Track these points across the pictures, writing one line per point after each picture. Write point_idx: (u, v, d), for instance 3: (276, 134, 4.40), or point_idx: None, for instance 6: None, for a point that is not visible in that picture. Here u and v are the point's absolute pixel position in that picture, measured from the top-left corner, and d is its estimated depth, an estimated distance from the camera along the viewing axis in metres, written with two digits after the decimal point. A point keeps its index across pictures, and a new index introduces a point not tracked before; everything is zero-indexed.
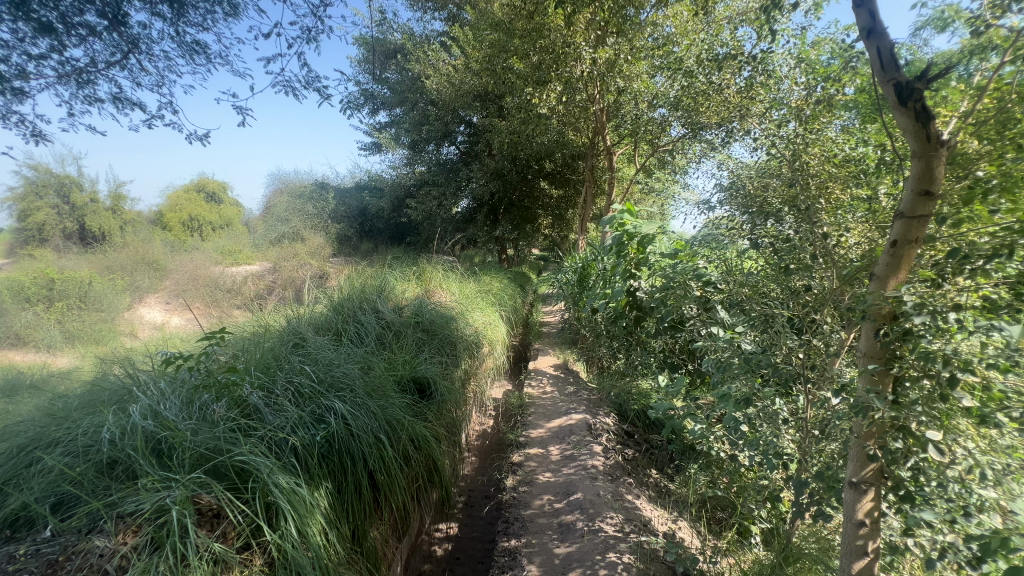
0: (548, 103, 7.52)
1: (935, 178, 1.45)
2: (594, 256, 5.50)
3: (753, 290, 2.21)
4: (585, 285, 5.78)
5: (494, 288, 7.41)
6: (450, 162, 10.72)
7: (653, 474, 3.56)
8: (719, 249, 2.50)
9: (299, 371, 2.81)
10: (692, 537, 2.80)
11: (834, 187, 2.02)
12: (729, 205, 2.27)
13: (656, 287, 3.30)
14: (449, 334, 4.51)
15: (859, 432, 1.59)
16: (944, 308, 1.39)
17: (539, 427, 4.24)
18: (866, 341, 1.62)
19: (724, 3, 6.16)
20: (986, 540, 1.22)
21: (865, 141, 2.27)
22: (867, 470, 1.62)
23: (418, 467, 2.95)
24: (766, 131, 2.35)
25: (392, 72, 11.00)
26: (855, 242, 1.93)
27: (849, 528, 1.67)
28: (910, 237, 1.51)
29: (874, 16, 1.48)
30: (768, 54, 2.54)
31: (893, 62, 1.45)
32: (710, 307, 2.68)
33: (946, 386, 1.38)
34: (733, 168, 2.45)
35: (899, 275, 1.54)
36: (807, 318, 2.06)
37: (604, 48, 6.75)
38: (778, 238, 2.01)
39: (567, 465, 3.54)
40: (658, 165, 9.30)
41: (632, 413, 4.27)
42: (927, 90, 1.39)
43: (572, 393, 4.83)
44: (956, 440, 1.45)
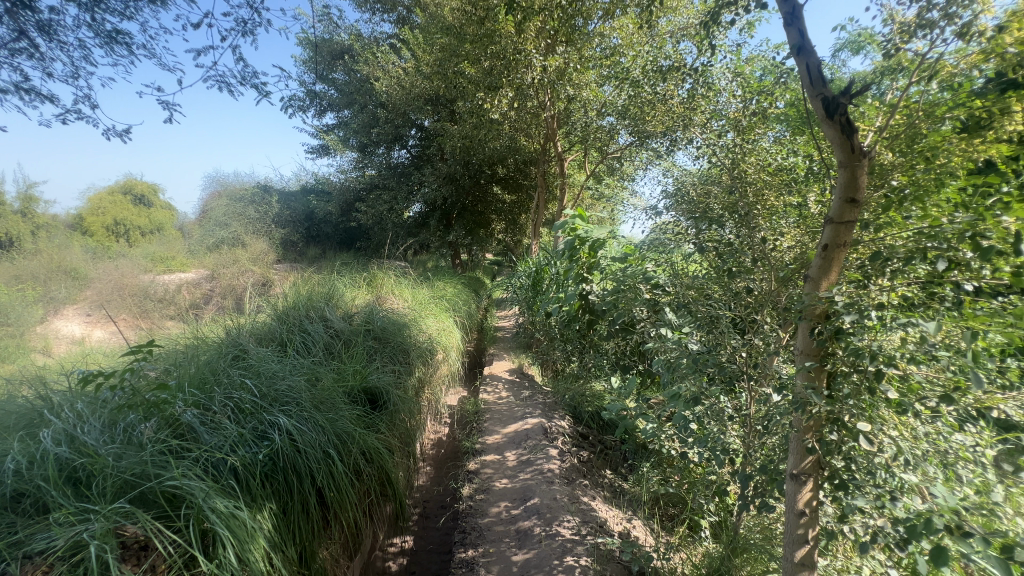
0: (500, 109, 7.54)
1: (859, 187, 1.56)
2: (547, 261, 5.58)
3: (699, 292, 2.28)
4: (539, 289, 5.85)
5: (448, 293, 7.32)
6: (401, 165, 10.56)
7: (608, 474, 3.62)
8: (665, 253, 2.58)
9: (238, 386, 2.64)
10: (646, 535, 2.84)
11: (769, 194, 2.14)
12: (675, 210, 2.33)
13: (607, 291, 3.38)
14: (402, 341, 4.39)
15: (799, 425, 1.68)
16: (869, 307, 1.50)
17: (494, 433, 4.21)
18: (803, 340, 1.71)
19: (665, 19, 6.50)
20: (912, 523, 1.32)
21: (795, 151, 2.42)
22: (805, 462, 1.72)
23: (370, 481, 2.83)
24: (707, 140, 2.40)
25: (339, 74, 10.77)
26: (789, 245, 2.08)
27: (791, 517, 1.76)
28: (839, 241, 1.61)
29: (803, 34, 1.58)
30: (707, 68, 2.67)
31: (820, 77, 1.55)
32: (658, 309, 2.71)
33: (873, 380, 1.49)
34: (677, 175, 2.53)
35: (830, 275, 1.65)
36: (749, 318, 2.17)
37: (554, 57, 6.86)
38: (720, 242, 2.11)
39: (523, 470, 3.53)
40: (608, 172, 9.58)
41: (586, 415, 4.35)
42: (851, 104, 1.50)
43: (527, 397, 4.82)
44: (883, 430, 1.56)
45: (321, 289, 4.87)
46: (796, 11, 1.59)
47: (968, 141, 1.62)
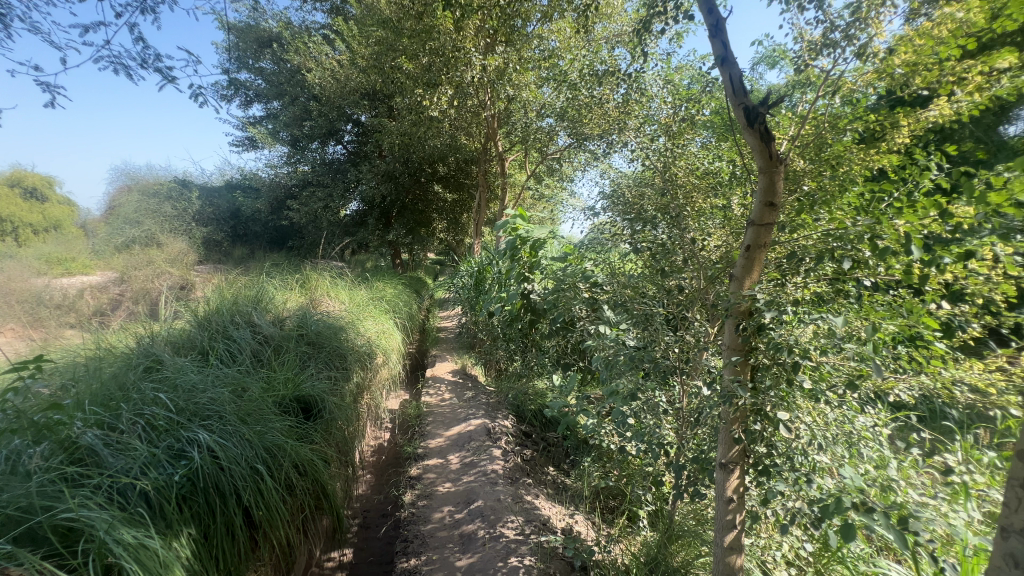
0: (439, 106, 7.43)
1: (776, 192, 1.66)
2: (489, 260, 5.58)
3: (634, 291, 2.36)
4: (481, 288, 5.82)
5: (387, 294, 7.09)
6: (337, 162, 10.13)
7: (551, 471, 3.66)
8: (603, 252, 2.64)
9: (151, 401, 2.40)
10: (588, 529, 2.90)
11: (697, 197, 2.25)
12: (611, 211, 2.39)
13: (548, 290, 3.41)
14: (338, 345, 4.19)
15: (727, 417, 1.75)
16: (786, 302, 1.61)
17: (437, 436, 4.14)
18: (729, 335, 1.80)
19: (601, 25, 6.72)
20: (826, 502, 1.43)
21: (719, 156, 2.57)
22: (732, 451, 1.81)
23: (304, 496, 2.68)
24: (641, 144, 2.49)
25: (266, 63, 10.15)
26: (715, 244, 2.21)
27: (721, 504, 1.85)
28: (760, 242, 1.72)
29: (726, 46, 1.67)
30: (639, 74, 2.77)
31: (741, 88, 1.65)
32: (597, 307, 2.77)
33: (790, 371, 1.60)
34: (613, 177, 2.60)
35: (753, 274, 1.76)
36: (681, 315, 2.26)
37: (493, 56, 6.85)
38: (654, 243, 2.19)
39: (467, 472, 3.49)
40: (548, 172, 9.73)
41: (529, 413, 4.38)
42: (769, 114, 1.61)
43: (470, 398, 4.78)
44: (799, 418, 1.67)
45: (248, 291, 4.56)
46: (720, 24, 1.68)
47: (866, 152, 1.91)
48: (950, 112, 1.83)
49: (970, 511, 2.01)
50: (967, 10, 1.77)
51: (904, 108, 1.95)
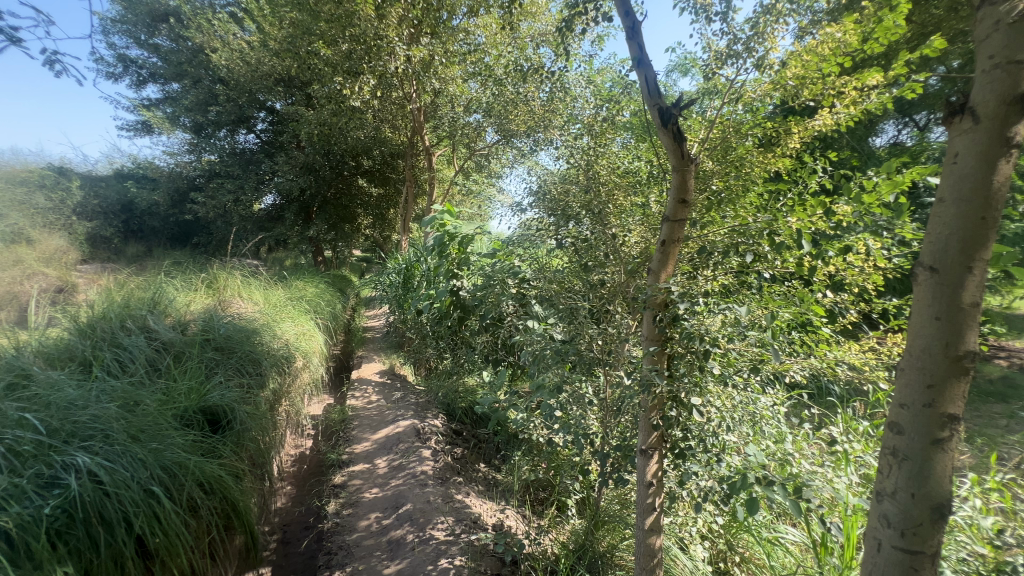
0: (361, 97, 7.11)
1: (688, 189, 1.75)
2: (417, 257, 5.45)
3: (560, 286, 2.41)
4: (409, 286, 5.66)
5: (308, 293, 6.68)
6: (248, 151, 9.36)
7: (482, 467, 3.65)
8: (530, 248, 2.66)
9: (14, 422, 2.07)
10: (518, 522, 2.92)
11: (618, 195, 2.34)
12: (538, 207, 2.41)
13: (477, 286, 3.38)
14: (251, 349, 3.87)
15: (646, 405, 1.83)
16: (697, 295, 1.72)
17: (363, 440, 3.97)
18: (648, 327, 1.88)
19: (526, 23, 6.79)
20: (735, 480, 1.54)
21: (638, 156, 2.68)
22: (652, 437, 1.90)
23: (211, 516, 2.43)
24: (566, 143, 2.53)
25: (162, 39, 9.18)
26: (635, 240, 2.31)
27: (642, 488, 1.94)
28: (674, 238, 1.81)
29: (641, 49, 1.74)
30: (563, 75, 2.82)
31: (655, 89, 1.72)
32: (525, 303, 2.78)
33: (702, 358, 1.71)
34: (540, 174, 2.62)
35: (668, 268, 1.85)
36: (603, 309, 2.32)
37: (418, 47, 6.65)
38: (578, 239, 2.25)
39: (395, 476, 3.37)
40: (476, 168, 9.68)
41: (459, 411, 4.33)
42: (680, 116, 1.69)
43: (398, 399, 4.63)
44: (711, 403, 1.78)
45: (142, 293, 4.08)
46: (636, 27, 1.74)
47: (765, 156, 2.13)
48: (832, 122, 2.05)
49: (850, 475, 2.28)
50: (844, 33, 1.99)
51: (795, 117, 2.16)
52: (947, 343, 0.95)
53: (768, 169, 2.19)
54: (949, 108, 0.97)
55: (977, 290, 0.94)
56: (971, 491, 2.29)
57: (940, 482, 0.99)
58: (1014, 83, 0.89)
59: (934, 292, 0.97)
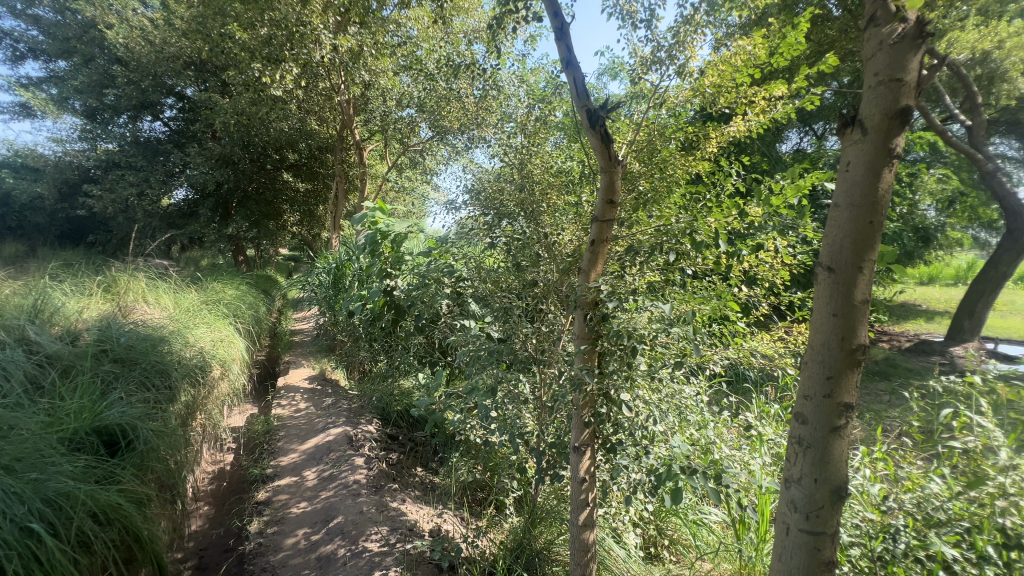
0: (283, 85, 6.67)
1: (615, 191, 1.80)
2: (348, 256, 5.21)
3: (495, 284, 2.39)
4: (339, 286, 5.39)
5: (227, 295, 6.17)
6: (153, 140, 8.48)
7: (418, 472, 3.55)
8: (466, 247, 2.62)
9: None
10: (456, 525, 2.88)
11: (552, 193, 2.36)
12: (474, 205, 2.39)
13: (411, 286, 3.28)
14: (159, 359, 3.51)
15: (578, 403, 1.86)
16: (624, 293, 1.77)
17: (290, 452, 3.73)
18: (578, 325, 1.92)
19: (459, 19, 6.71)
20: (662, 472, 1.63)
21: (571, 156, 2.72)
22: (585, 434, 1.93)
23: (109, 551, 2.17)
24: (500, 141, 2.51)
25: (45, 13, 8.48)
26: (569, 239, 2.35)
27: (576, 485, 1.97)
28: (602, 237, 1.86)
29: (569, 50, 1.75)
30: (496, 72, 2.80)
31: (583, 91, 1.74)
32: (462, 302, 2.73)
33: (630, 355, 1.77)
34: (474, 172, 2.58)
35: (597, 266, 1.89)
36: (537, 307, 2.32)
37: (345, 36, 6.36)
38: (513, 237, 2.26)
39: (325, 488, 3.20)
40: (410, 164, 9.43)
41: (394, 415, 4.17)
42: (608, 118, 1.73)
43: (329, 406, 4.40)
44: (641, 398, 1.84)
45: (21, 300, 3.57)
46: (564, 28, 1.75)
47: (686, 158, 2.24)
48: (745, 129, 2.20)
49: (763, 455, 2.47)
50: (754, 46, 2.13)
51: (713, 123, 2.29)
52: (843, 337, 1.04)
53: (689, 172, 2.31)
54: (842, 120, 1.06)
55: (866, 288, 1.03)
56: (861, 462, 2.57)
57: (836, 465, 1.09)
58: (895, 99, 0.98)
59: (831, 290, 1.05)
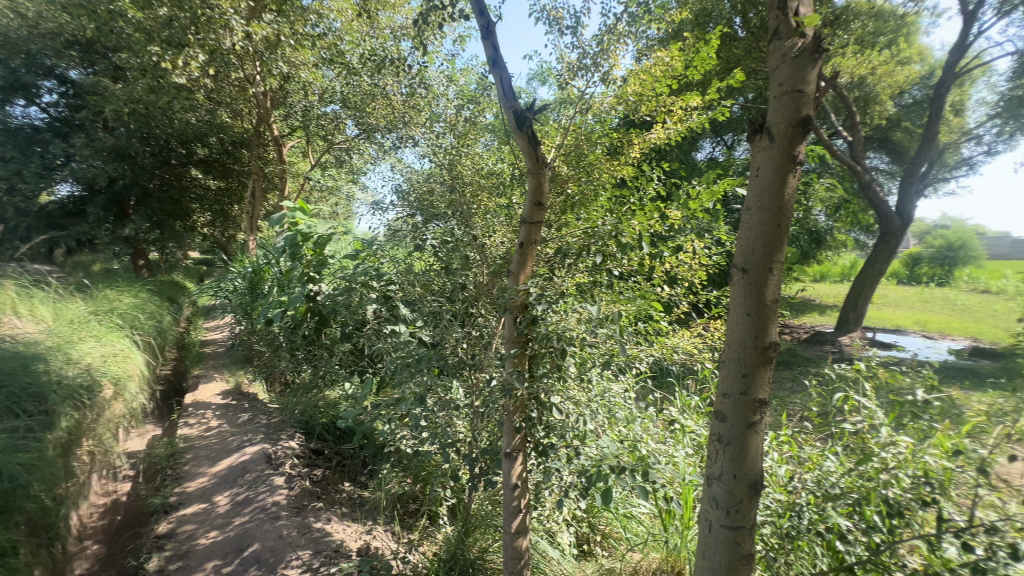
0: (189, 74, 6.07)
1: (543, 193, 1.80)
2: (267, 260, 4.84)
3: (425, 288, 2.31)
4: (257, 292, 4.98)
5: (123, 304, 5.51)
6: (27, 128, 7.39)
7: (346, 487, 3.36)
8: (394, 250, 2.52)
9: None
10: (387, 541, 2.75)
11: (483, 196, 2.34)
12: (404, 206, 2.31)
13: (336, 291, 3.09)
14: (32, 381, 3.02)
15: (509, 409, 1.85)
16: (554, 295, 1.79)
17: (199, 476, 3.38)
18: (508, 328, 1.91)
19: (386, 14, 6.49)
20: (592, 472, 1.68)
21: (501, 158, 2.70)
22: (516, 440, 1.92)
23: None
24: (428, 141, 2.45)
25: None
26: (500, 241, 2.34)
27: (508, 492, 1.96)
28: (531, 240, 1.85)
29: (496, 49, 1.73)
30: (423, 70, 2.71)
31: (510, 92, 1.73)
32: (391, 307, 2.62)
33: (560, 357, 1.79)
34: (404, 172, 2.47)
35: (526, 268, 1.88)
36: (466, 312, 2.24)
37: (260, 24, 5.91)
38: (444, 239, 2.21)
39: (239, 513, 2.93)
40: (335, 163, 8.97)
41: (319, 429, 3.88)
42: (535, 120, 1.72)
43: (245, 422, 4.05)
44: (571, 400, 1.84)
45: None
46: (490, 27, 1.73)
47: (611, 163, 2.31)
48: (664, 136, 2.31)
49: (685, 447, 2.61)
50: (670, 58, 2.25)
51: (635, 130, 2.38)
52: (756, 335, 1.10)
53: (615, 176, 2.39)
54: (752, 127, 1.11)
55: (775, 287, 1.10)
56: (771, 447, 2.78)
57: (752, 457, 1.14)
58: (797, 109, 1.05)
59: (745, 290, 1.10)
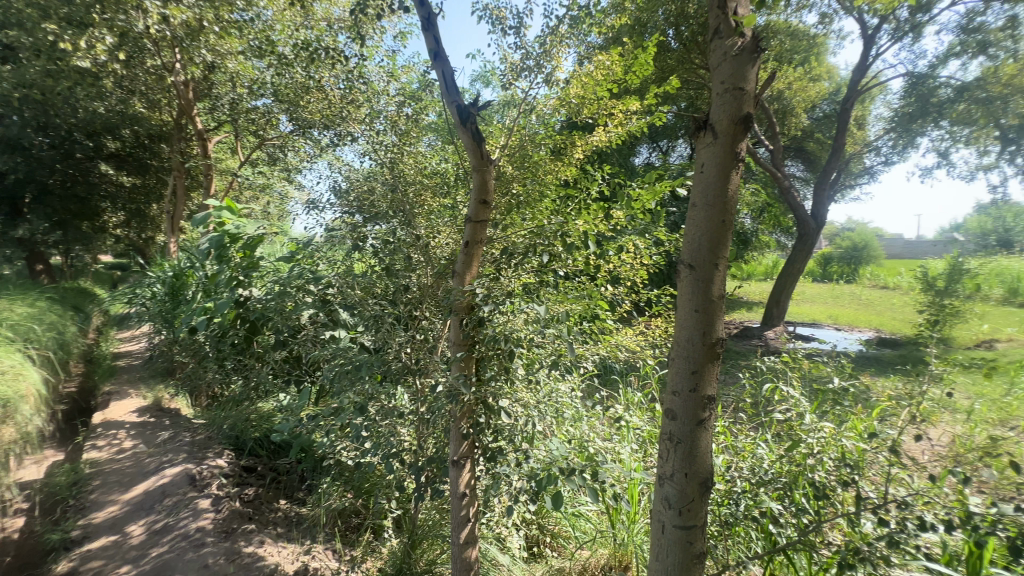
0: (94, 58, 5.47)
1: (488, 191, 1.75)
2: (190, 263, 4.45)
3: (366, 291, 2.18)
4: (178, 298, 4.56)
5: (16, 314, 4.87)
6: None
7: (281, 505, 3.13)
8: (332, 252, 2.38)
9: None
10: (327, 561, 2.59)
11: (426, 195, 2.27)
12: (341, 205, 2.19)
13: (268, 296, 2.88)
14: None
15: (455, 415, 1.82)
16: (501, 297, 1.75)
17: (109, 504, 3.04)
18: (454, 331, 1.88)
19: (322, 5, 6.18)
20: (541, 477, 1.66)
21: (445, 158, 2.63)
22: (463, 447, 1.91)
23: None
24: (369, 138, 2.34)
25: None
26: (445, 241, 2.27)
27: (456, 501, 1.92)
28: (476, 239, 1.80)
29: (437, 42, 1.67)
30: (361, 65, 2.57)
31: (453, 86, 1.67)
32: (329, 312, 2.47)
33: (507, 360, 1.75)
34: (343, 171, 2.33)
35: (472, 269, 1.84)
36: (410, 315, 2.16)
37: (179, 8, 5.44)
38: (386, 240, 2.11)
39: (157, 543, 2.66)
40: (267, 160, 8.44)
41: (250, 445, 3.49)
42: (479, 116, 1.68)
43: (165, 441, 3.68)
44: (519, 403, 1.79)
45: None
46: (431, 19, 1.66)
47: (556, 164, 2.31)
48: (606, 139, 2.34)
49: (629, 443, 2.66)
50: (611, 62, 2.28)
51: (578, 132, 2.39)
52: (704, 331, 1.11)
53: (559, 177, 2.39)
54: (696, 123, 1.13)
55: (720, 283, 1.12)
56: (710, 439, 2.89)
57: (702, 453, 1.16)
58: (739, 107, 1.07)
59: (693, 286, 1.12)
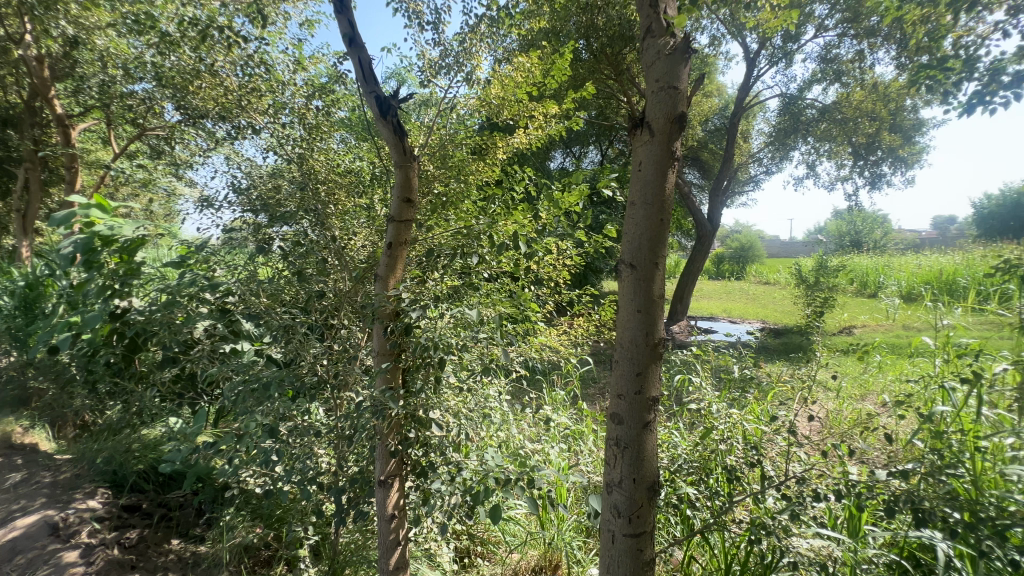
0: None
1: (412, 188, 1.65)
2: (49, 271, 3.78)
3: (273, 299, 1.95)
4: (31, 312, 3.84)
5: None
6: None
7: (173, 545, 2.73)
8: (230, 256, 2.12)
9: None
10: None
11: (340, 194, 2.10)
12: (241, 204, 1.96)
13: (151, 306, 2.51)
14: None
15: (381, 432, 1.70)
16: (427, 302, 1.66)
17: None
18: (377, 341, 1.75)
19: None
20: (476, 490, 1.60)
21: (360, 155, 2.46)
22: (391, 465, 1.79)
23: None
24: (272, 131, 2.12)
25: None
26: (361, 243, 2.12)
27: (383, 525, 1.80)
28: (400, 240, 1.69)
29: (352, 26, 1.53)
30: (263, 51, 2.32)
31: (371, 75, 1.55)
32: (227, 324, 2.20)
33: (436, 368, 1.66)
34: (241, 166, 2.09)
35: (395, 272, 1.72)
36: (325, 323, 1.99)
37: None
38: (296, 242, 1.91)
39: None
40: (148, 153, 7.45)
41: (132, 479, 3.00)
42: (400, 109, 1.57)
43: (17, 483, 3.07)
44: (450, 414, 1.72)
45: None
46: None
47: (479, 163, 2.26)
48: (527, 141, 2.33)
49: (557, 443, 2.68)
50: (531, 65, 2.28)
51: (499, 133, 2.36)
52: (647, 331, 1.13)
53: (482, 178, 2.34)
54: (633, 122, 1.14)
55: (660, 283, 1.15)
56: None
57: (647, 450, 1.18)
58: (673, 106, 1.09)
59: (635, 286, 1.13)
